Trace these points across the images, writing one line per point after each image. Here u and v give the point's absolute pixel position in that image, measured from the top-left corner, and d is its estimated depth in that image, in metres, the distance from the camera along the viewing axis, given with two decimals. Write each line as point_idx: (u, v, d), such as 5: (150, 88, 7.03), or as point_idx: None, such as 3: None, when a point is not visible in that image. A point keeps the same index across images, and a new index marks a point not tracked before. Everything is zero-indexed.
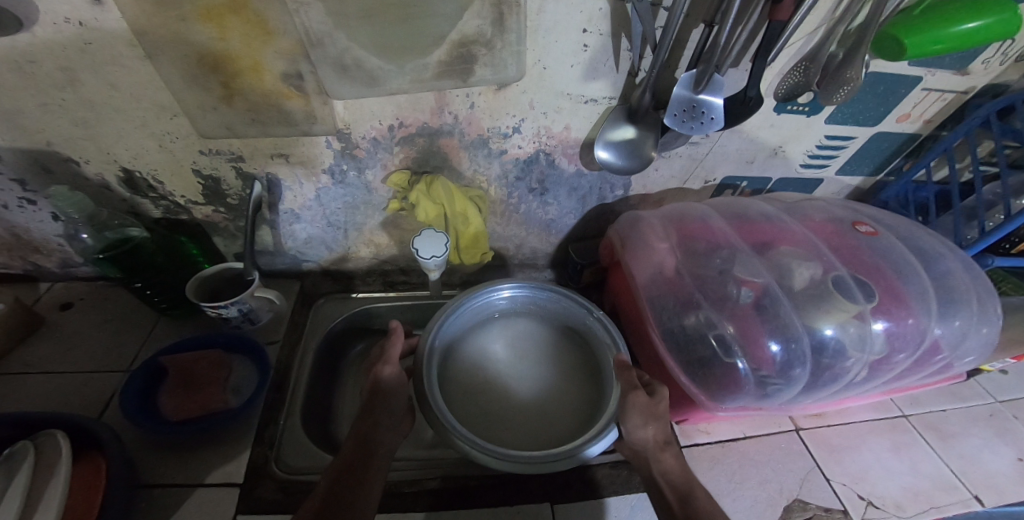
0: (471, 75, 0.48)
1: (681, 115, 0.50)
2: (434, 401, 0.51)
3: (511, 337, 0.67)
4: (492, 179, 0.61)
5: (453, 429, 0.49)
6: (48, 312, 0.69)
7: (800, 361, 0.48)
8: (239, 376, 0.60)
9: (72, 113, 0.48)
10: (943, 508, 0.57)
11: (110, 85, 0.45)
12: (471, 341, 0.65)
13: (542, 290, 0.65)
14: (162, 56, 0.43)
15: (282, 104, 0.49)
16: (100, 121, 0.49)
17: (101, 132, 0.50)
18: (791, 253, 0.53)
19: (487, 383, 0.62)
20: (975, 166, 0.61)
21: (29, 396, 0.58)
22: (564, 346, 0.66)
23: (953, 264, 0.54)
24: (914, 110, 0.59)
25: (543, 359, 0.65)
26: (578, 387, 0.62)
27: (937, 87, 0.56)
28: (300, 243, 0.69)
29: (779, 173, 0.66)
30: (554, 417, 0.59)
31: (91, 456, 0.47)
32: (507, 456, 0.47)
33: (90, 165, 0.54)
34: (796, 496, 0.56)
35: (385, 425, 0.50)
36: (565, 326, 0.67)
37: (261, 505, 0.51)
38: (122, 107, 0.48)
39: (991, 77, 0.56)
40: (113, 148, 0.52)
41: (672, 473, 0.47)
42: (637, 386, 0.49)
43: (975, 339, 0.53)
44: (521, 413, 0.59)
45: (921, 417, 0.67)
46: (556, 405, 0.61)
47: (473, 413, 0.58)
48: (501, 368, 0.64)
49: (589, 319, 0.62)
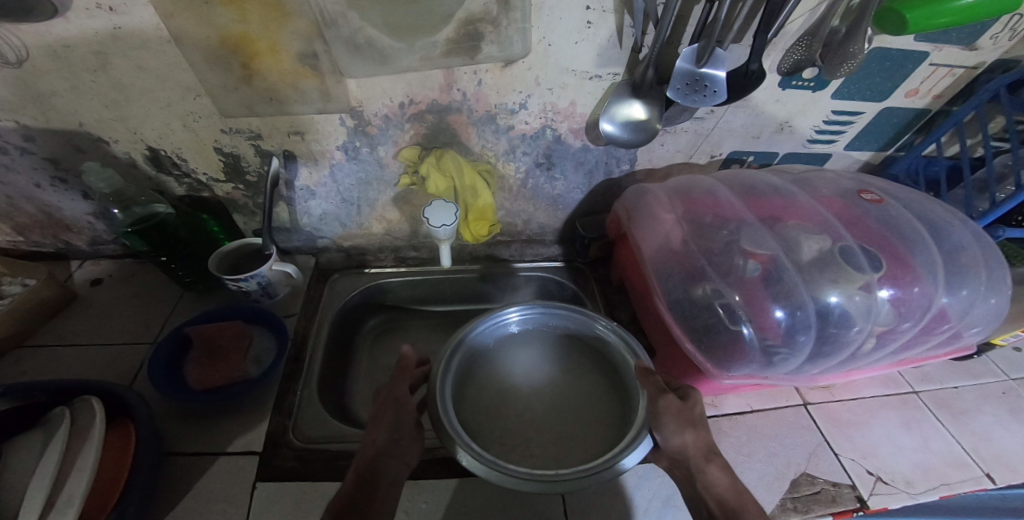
0: (479, 52, 0.49)
1: (684, 89, 0.51)
2: (448, 424, 0.48)
3: (530, 363, 0.65)
4: (500, 153, 0.62)
5: (467, 447, 0.46)
6: (81, 288, 0.73)
7: (805, 328, 0.49)
8: (259, 347, 0.63)
9: (103, 95, 0.50)
10: (954, 485, 0.56)
11: (138, 68, 0.48)
12: (488, 367, 0.63)
13: (554, 309, 0.64)
14: (187, 39, 0.45)
15: (298, 83, 0.51)
16: (128, 102, 0.52)
17: (129, 113, 0.53)
18: (800, 226, 0.54)
19: (507, 412, 0.60)
20: (987, 140, 0.60)
21: (65, 364, 0.62)
22: (585, 373, 0.64)
23: (964, 237, 0.54)
24: (922, 86, 0.59)
25: (563, 380, 0.64)
26: (602, 407, 0.60)
27: (944, 62, 0.56)
28: (314, 219, 0.71)
29: (786, 148, 0.67)
30: (578, 447, 0.57)
31: (124, 423, 0.50)
32: (531, 476, 0.44)
33: (119, 145, 0.57)
34: (804, 471, 0.56)
35: (389, 455, 0.47)
36: (582, 342, 0.66)
37: (281, 473, 0.53)
38: (150, 88, 0.50)
39: (1000, 52, 0.56)
40: (140, 128, 0.55)
41: (720, 486, 0.45)
42: (665, 389, 0.48)
43: (982, 309, 0.53)
44: (544, 439, 0.58)
45: (932, 393, 0.67)
46: (582, 428, 0.59)
47: (494, 444, 0.56)
48: (522, 394, 0.62)
49: (605, 330, 0.61)
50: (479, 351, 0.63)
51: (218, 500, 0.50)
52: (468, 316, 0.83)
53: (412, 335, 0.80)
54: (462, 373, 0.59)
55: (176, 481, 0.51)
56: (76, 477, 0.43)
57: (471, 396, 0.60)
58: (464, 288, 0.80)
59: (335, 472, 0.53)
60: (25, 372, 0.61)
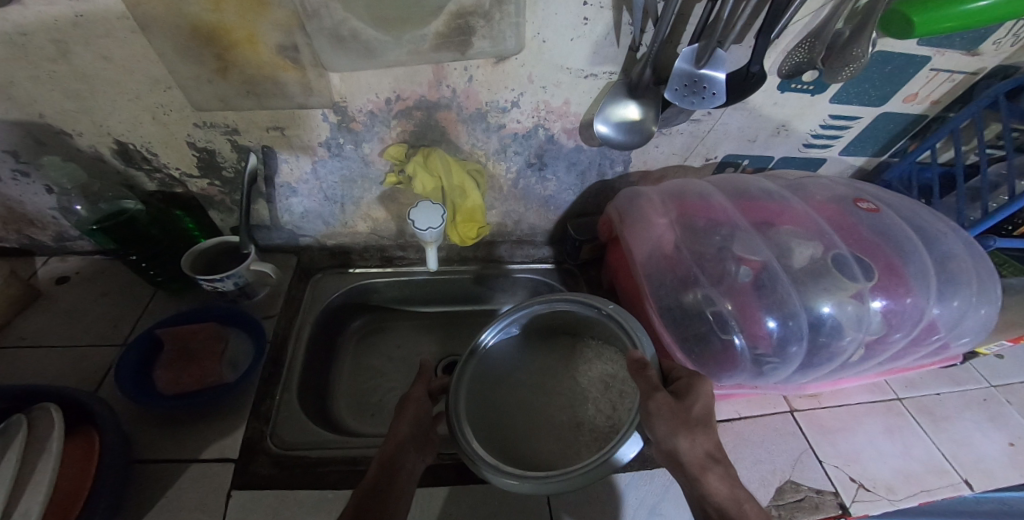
0: (470, 47, 0.47)
1: (682, 90, 0.49)
2: (455, 424, 0.49)
3: (556, 354, 0.63)
4: (491, 152, 0.60)
5: (468, 449, 0.47)
6: (45, 286, 0.69)
7: (796, 338, 0.48)
8: (235, 350, 0.60)
9: (64, 85, 0.47)
10: (933, 491, 0.57)
11: (102, 58, 0.44)
12: (513, 359, 0.62)
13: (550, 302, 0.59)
14: (155, 27, 0.42)
15: (278, 76, 0.48)
16: (93, 93, 0.48)
17: (94, 104, 0.49)
18: (792, 232, 0.53)
19: (529, 405, 0.58)
20: (980, 148, 0.60)
21: (25, 367, 0.58)
22: (606, 358, 0.59)
23: (954, 244, 0.54)
24: (922, 90, 0.58)
25: (589, 366, 0.60)
26: (625, 391, 0.55)
27: (944, 67, 0.55)
28: (296, 217, 0.68)
29: (781, 152, 0.66)
30: (590, 436, 0.53)
31: (87, 431, 0.46)
32: (525, 476, 0.44)
33: (83, 138, 0.53)
34: (789, 478, 0.55)
35: (412, 446, 0.47)
36: (598, 328, 0.59)
37: (257, 480, 0.50)
38: (116, 79, 0.47)
39: (1000, 59, 0.56)
40: (106, 121, 0.52)
41: (718, 495, 0.39)
42: (658, 386, 0.43)
43: (973, 319, 0.53)
44: (567, 425, 0.55)
45: (915, 400, 0.67)
46: (606, 414, 0.54)
47: (513, 433, 0.55)
48: (550, 383, 0.60)
49: (602, 316, 0.55)
50: (503, 347, 0.61)
51: (190, 509, 0.47)
52: (456, 316, 0.81)
53: (399, 336, 0.78)
54: (485, 368, 0.59)
55: (146, 489, 0.48)
56: (32, 491, 0.39)
57: (500, 388, 0.60)
58: (452, 289, 0.78)
59: (313, 480, 0.50)
60: None
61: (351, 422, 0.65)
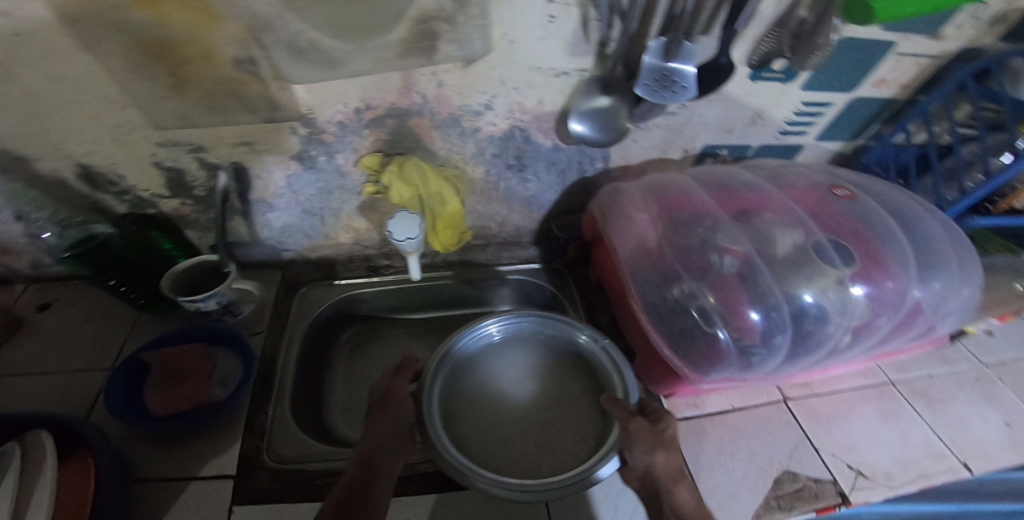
0: (437, 52, 0.46)
1: (653, 85, 0.48)
2: (431, 425, 0.49)
3: (522, 368, 0.63)
4: (468, 156, 0.60)
5: (444, 449, 0.46)
6: (26, 313, 0.68)
7: (781, 328, 0.47)
8: (224, 369, 0.60)
9: (17, 108, 0.46)
10: (932, 476, 0.57)
11: (50, 78, 0.43)
12: (485, 362, 0.62)
13: (546, 320, 0.61)
14: (99, 45, 0.40)
15: (240, 90, 0.47)
16: (47, 114, 0.47)
17: (50, 126, 0.48)
18: (774, 220, 0.53)
19: (493, 409, 0.59)
20: (953, 131, 0.60)
21: (11, 396, 0.57)
22: (571, 385, 0.61)
23: (934, 227, 0.54)
24: (890, 75, 0.58)
25: (548, 389, 0.61)
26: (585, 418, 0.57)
27: (911, 52, 0.55)
28: (275, 232, 0.68)
29: (759, 141, 0.65)
30: (547, 456, 0.54)
31: (82, 454, 0.44)
32: (500, 482, 0.44)
33: (44, 162, 0.52)
34: (786, 468, 0.55)
35: (390, 448, 0.46)
36: (573, 353, 0.62)
37: (256, 495, 0.49)
38: (70, 99, 0.46)
39: (964, 41, 0.56)
40: (65, 143, 0.51)
41: (686, 507, 0.42)
42: (635, 412, 0.48)
43: (957, 299, 0.53)
44: (523, 441, 0.56)
45: (908, 382, 0.68)
46: (562, 437, 0.56)
47: (473, 443, 0.54)
48: (509, 397, 0.60)
49: (595, 347, 0.58)
50: (476, 352, 0.61)
51: None
52: (448, 321, 0.80)
53: (392, 343, 0.77)
54: (455, 370, 0.58)
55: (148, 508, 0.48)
56: (33, 512, 0.38)
57: (464, 393, 0.59)
58: (441, 294, 0.77)
59: (313, 493, 0.50)
60: None
61: (348, 434, 0.65)
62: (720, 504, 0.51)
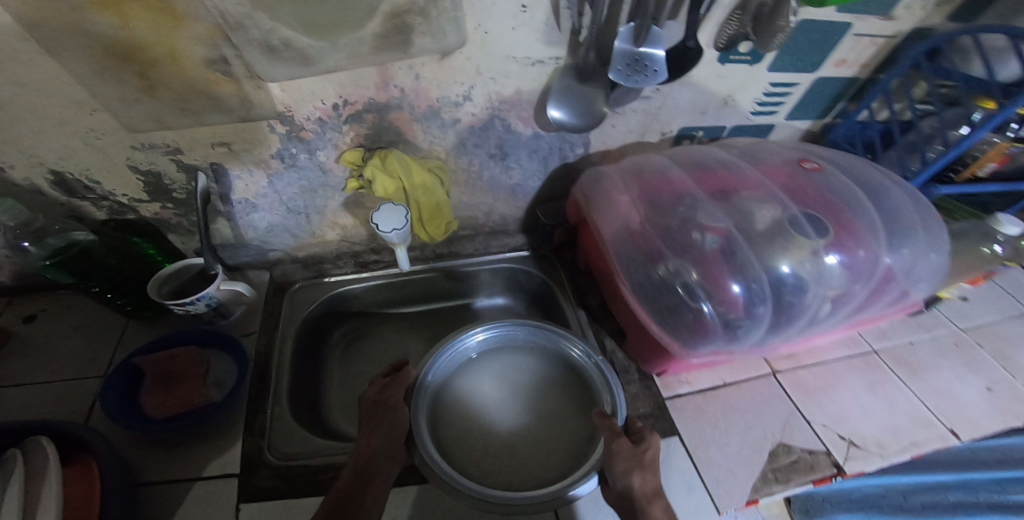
0: (411, 45, 0.47)
1: (626, 69, 0.49)
2: (420, 436, 0.52)
3: (511, 372, 0.67)
4: (450, 148, 0.60)
5: (428, 459, 0.50)
6: (12, 325, 0.67)
7: (762, 300, 0.49)
8: (218, 370, 0.60)
9: None
10: (921, 443, 0.59)
11: (12, 84, 0.42)
12: (475, 368, 0.66)
13: (541, 331, 0.65)
14: (63, 49, 0.40)
15: (212, 91, 0.47)
16: (13, 121, 0.46)
17: (17, 133, 0.48)
18: (751, 197, 0.54)
19: (482, 412, 0.63)
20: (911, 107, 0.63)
21: (4, 408, 0.57)
22: (560, 393, 0.65)
23: (899, 198, 0.56)
24: (849, 56, 0.60)
25: (536, 393, 0.65)
26: (569, 426, 0.61)
27: (865, 33, 0.58)
28: (261, 233, 0.68)
29: (732, 122, 0.67)
30: (529, 458, 0.58)
31: (85, 460, 0.45)
32: (480, 493, 0.48)
33: (16, 171, 0.52)
34: (780, 441, 0.57)
35: (385, 454, 0.48)
36: (564, 364, 0.65)
37: (262, 493, 0.50)
38: (36, 105, 0.45)
39: (914, 22, 0.58)
40: (36, 150, 0.50)
41: None
42: (619, 432, 0.49)
43: (925, 264, 0.56)
44: (507, 442, 0.60)
45: (890, 351, 0.70)
46: (544, 440, 0.60)
47: (460, 444, 0.58)
48: (497, 398, 0.64)
49: (588, 363, 0.61)
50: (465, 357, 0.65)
51: None
52: (440, 313, 0.81)
53: (386, 339, 0.78)
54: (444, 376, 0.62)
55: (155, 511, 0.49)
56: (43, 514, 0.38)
57: (452, 395, 0.63)
58: (431, 287, 0.78)
59: (317, 487, 0.51)
60: None
61: (349, 431, 0.66)
62: (718, 477, 0.52)
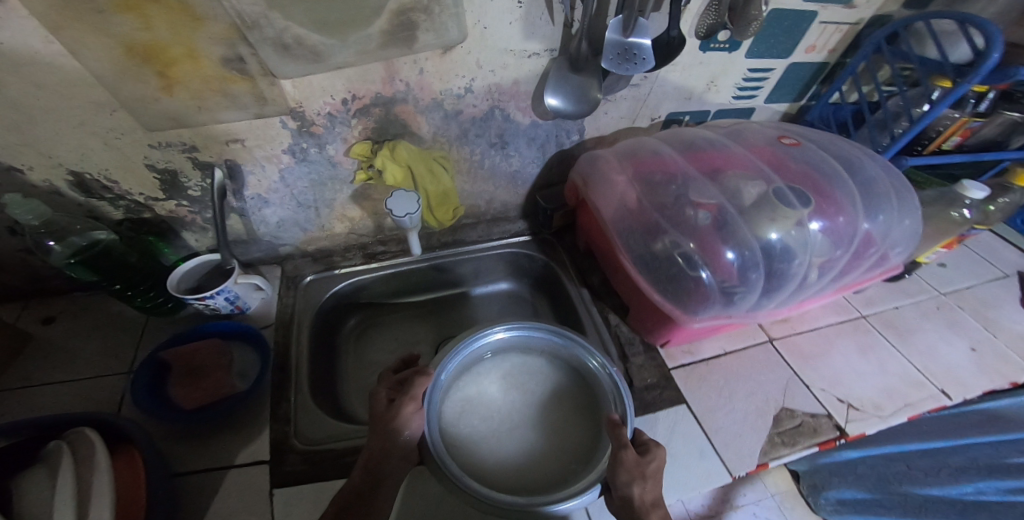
0: (416, 41, 0.50)
1: (616, 59, 0.53)
2: (431, 437, 0.51)
3: (522, 372, 0.65)
4: (453, 138, 0.64)
5: (440, 460, 0.49)
6: (31, 328, 0.69)
7: (755, 265, 0.53)
8: (242, 361, 0.63)
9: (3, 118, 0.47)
10: (916, 404, 0.63)
11: (34, 85, 0.45)
12: (487, 367, 0.64)
13: (552, 336, 0.64)
14: (86, 51, 0.42)
15: (227, 88, 0.49)
16: (34, 123, 0.48)
17: (38, 135, 0.50)
18: (739, 175, 0.58)
19: (492, 412, 0.61)
20: (877, 88, 0.68)
21: (34, 406, 0.59)
22: (570, 396, 0.63)
23: (875, 170, 0.61)
24: (818, 41, 0.65)
25: (546, 395, 0.63)
26: (577, 431, 0.59)
27: (832, 20, 0.62)
28: (272, 228, 0.70)
29: (715, 106, 0.71)
30: (538, 462, 0.56)
31: (130, 451, 0.48)
32: (489, 497, 0.47)
33: (35, 172, 0.54)
34: (783, 406, 0.60)
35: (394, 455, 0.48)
36: (575, 370, 0.64)
37: (294, 477, 0.53)
38: (57, 106, 0.47)
39: (876, 8, 0.63)
40: (55, 151, 0.52)
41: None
42: (625, 444, 0.47)
43: (900, 229, 0.60)
44: (517, 443, 0.58)
45: (878, 315, 0.74)
46: (553, 443, 0.58)
47: (471, 442, 0.57)
48: (507, 398, 0.62)
49: (599, 370, 0.60)
50: (477, 357, 0.63)
51: (240, 513, 0.50)
52: (446, 302, 0.84)
53: (395, 329, 0.81)
54: (456, 375, 0.61)
55: (192, 502, 0.51)
56: (98, 499, 0.41)
57: (465, 393, 0.61)
58: (438, 275, 0.81)
59: (344, 470, 0.54)
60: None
61: (366, 415, 0.69)
62: (728, 442, 0.56)
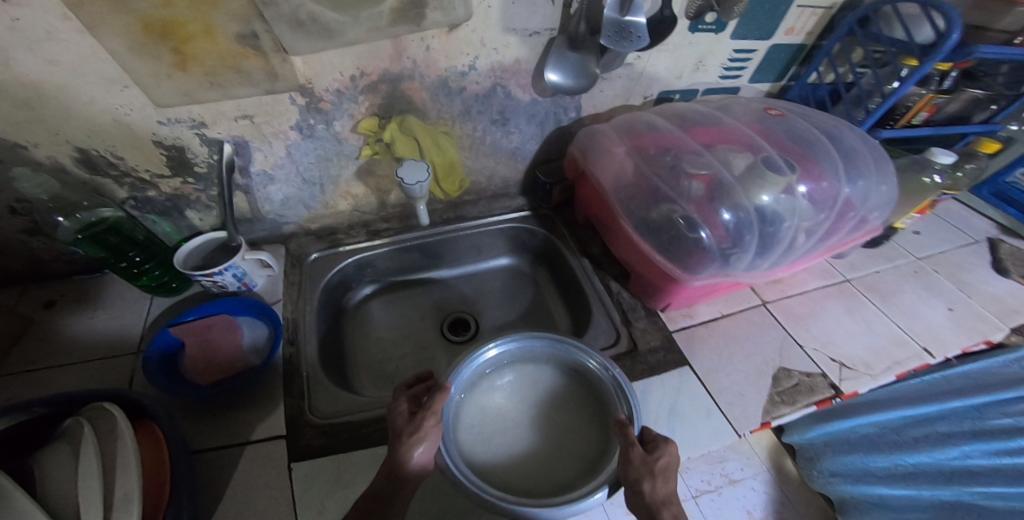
0: (424, 19, 0.52)
1: (613, 36, 0.56)
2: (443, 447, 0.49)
3: (532, 380, 0.61)
4: (456, 115, 0.66)
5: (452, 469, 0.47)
6: (32, 312, 0.68)
7: (749, 227, 0.57)
8: (252, 337, 0.64)
9: (13, 95, 0.47)
10: (902, 362, 0.68)
11: (47, 61, 0.45)
12: (497, 377, 0.60)
13: (558, 343, 0.60)
14: (103, 27, 0.43)
15: (240, 65, 0.51)
16: (43, 99, 0.49)
17: (46, 112, 0.50)
18: (728, 148, 0.62)
19: (504, 422, 0.57)
20: (852, 68, 0.73)
21: (43, 388, 0.59)
22: (581, 403, 0.59)
23: (853, 141, 0.66)
24: (796, 24, 0.70)
25: (557, 403, 0.60)
26: (589, 437, 0.56)
27: (809, 4, 0.67)
28: (277, 205, 0.72)
29: (703, 85, 0.76)
30: (550, 470, 0.53)
31: (151, 427, 0.46)
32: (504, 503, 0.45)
33: (40, 149, 0.54)
34: (780, 367, 0.65)
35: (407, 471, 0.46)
36: (582, 376, 0.60)
37: (312, 450, 0.55)
38: (67, 82, 0.48)
39: None
40: (62, 128, 0.52)
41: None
42: (632, 443, 0.47)
43: (877, 195, 0.66)
44: (529, 453, 0.55)
45: (862, 279, 0.80)
46: (564, 450, 0.55)
47: (483, 452, 0.54)
48: (518, 407, 0.59)
49: (605, 375, 0.57)
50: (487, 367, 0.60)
51: (262, 487, 0.51)
52: (448, 280, 0.87)
53: (399, 306, 0.84)
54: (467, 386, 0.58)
55: (213, 476, 0.52)
56: (122, 476, 0.38)
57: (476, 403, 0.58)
58: (439, 252, 0.84)
59: (361, 441, 0.56)
60: (6, 399, 0.58)
61: (378, 387, 0.71)
62: (731, 400, 0.60)
